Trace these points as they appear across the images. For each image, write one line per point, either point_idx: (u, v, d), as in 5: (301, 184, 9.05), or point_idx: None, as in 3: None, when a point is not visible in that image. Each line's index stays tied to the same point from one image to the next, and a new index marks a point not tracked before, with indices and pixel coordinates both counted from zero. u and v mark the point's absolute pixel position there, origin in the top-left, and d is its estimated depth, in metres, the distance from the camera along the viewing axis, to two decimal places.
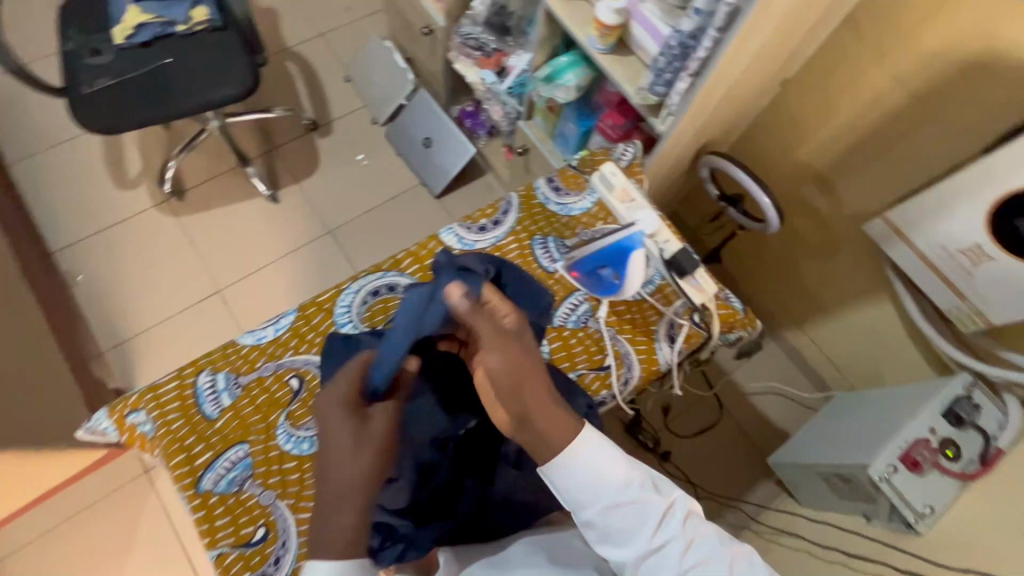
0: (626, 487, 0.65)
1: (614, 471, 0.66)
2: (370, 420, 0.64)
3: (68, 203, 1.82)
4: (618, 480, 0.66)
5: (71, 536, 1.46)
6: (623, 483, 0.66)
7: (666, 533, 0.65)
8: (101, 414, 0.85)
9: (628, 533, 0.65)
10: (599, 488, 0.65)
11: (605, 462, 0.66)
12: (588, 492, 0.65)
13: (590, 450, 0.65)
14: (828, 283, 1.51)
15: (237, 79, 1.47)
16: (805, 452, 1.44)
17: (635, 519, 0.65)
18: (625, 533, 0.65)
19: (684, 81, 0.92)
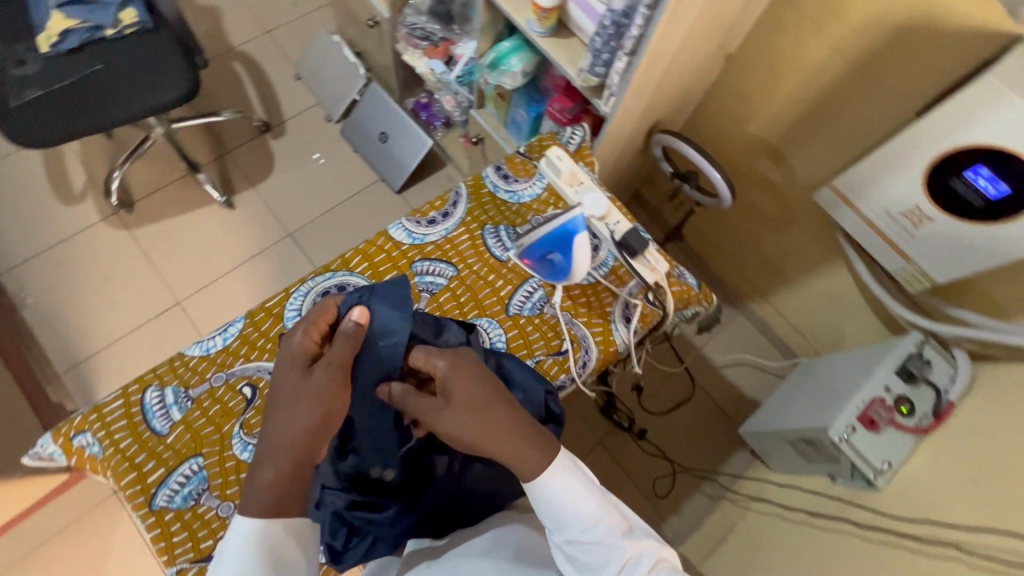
0: (595, 523, 0.64)
1: (584, 507, 0.65)
2: (314, 375, 0.64)
3: (10, 223, 1.74)
4: (588, 515, 0.64)
5: (40, 565, 1.42)
6: (593, 518, 0.64)
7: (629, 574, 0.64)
8: (46, 439, 0.82)
9: (590, 568, 0.64)
10: (568, 520, 0.64)
11: (577, 496, 0.65)
12: (557, 520, 0.64)
13: (565, 478, 0.65)
14: (786, 253, 1.54)
15: (175, 83, 1.42)
16: (772, 419, 1.46)
17: (600, 555, 0.64)
18: (587, 568, 0.64)
19: (621, 61, 0.91)
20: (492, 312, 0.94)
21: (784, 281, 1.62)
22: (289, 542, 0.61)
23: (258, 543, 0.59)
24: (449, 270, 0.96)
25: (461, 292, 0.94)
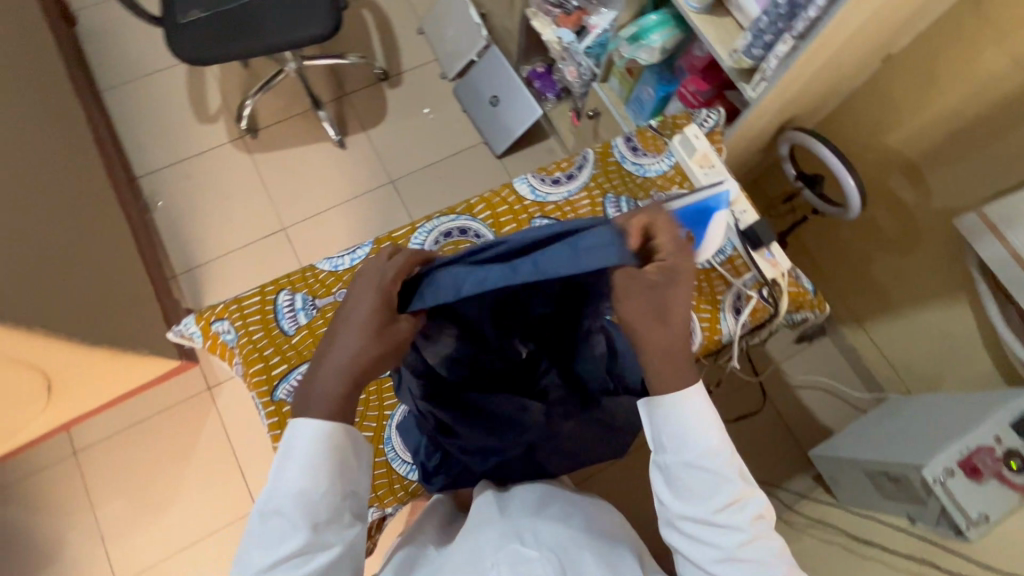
0: (715, 457, 0.66)
1: (712, 435, 0.66)
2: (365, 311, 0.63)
3: (153, 132, 1.92)
4: (710, 446, 0.66)
5: (141, 438, 1.59)
6: (713, 453, 0.66)
7: (730, 516, 0.65)
8: (189, 319, 0.92)
9: (694, 495, 0.66)
10: (688, 444, 0.66)
11: (708, 423, 0.66)
12: (677, 441, 0.66)
13: (702, 402, 0.66)
14: (899, 279, 1.44)
15: (320, 18, 1.49)
16: (851, 447, 1.40)
17: (708, 487, 0.65)
18: (691, 495, 0.66)
19: (785, 44, 0.88)
20: None
21: (889, 309, 1.52)
22: (348, 444, 0.64)
23: (319, 444, 0.61)
24: None
25: None
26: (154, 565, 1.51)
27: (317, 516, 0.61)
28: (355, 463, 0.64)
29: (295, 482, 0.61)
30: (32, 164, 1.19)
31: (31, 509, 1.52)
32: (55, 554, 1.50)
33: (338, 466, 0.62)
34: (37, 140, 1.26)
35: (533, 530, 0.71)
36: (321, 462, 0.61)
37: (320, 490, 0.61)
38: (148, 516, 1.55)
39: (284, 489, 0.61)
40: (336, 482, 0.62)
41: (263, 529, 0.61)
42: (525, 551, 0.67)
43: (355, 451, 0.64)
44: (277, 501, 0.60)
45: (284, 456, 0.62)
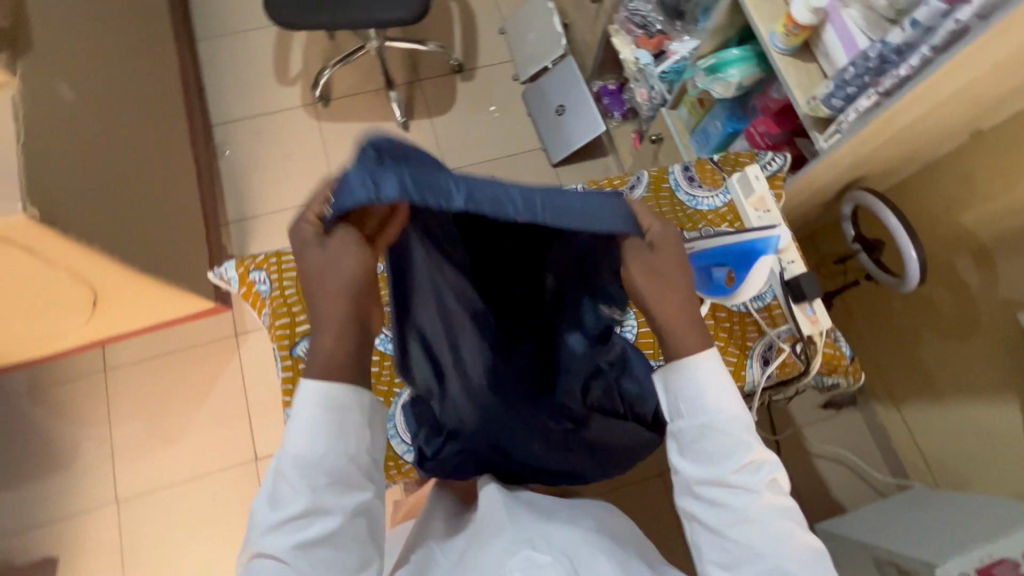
0: (732, 419, 0.64)
1: (727, 396, 0.64)
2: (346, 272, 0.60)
3: (235, 85, 2.01)
4: (728, 408, 0.64)
5: (166, 368, 1.67)
6: (730, 415, 0.64)
7: (747, 478, 0.62)
8: (230, 264, 0.97)
9: (711, 459, 0.63)
10: (707, 406, 0.64)
11: (724, 385, 0.64)
12: (694, 401, 0.64)
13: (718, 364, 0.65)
14: (947, 365, 1.35)
15: (409, 4, 1.53)
16: (861, 529, 1.32)
17: (725, 448, 0.63)
18: (707, 459, 0.63)
19: (868, 99, 0.85)
20: None
21: (930, 394, 1.43)
22: (357, 409, 0.63)
23: (320, 409, 0.61)
24: None
25: None
26: (154, 490, 1.58)
27: (318, 482, 0.60)
28: (355, 427, 0.62)
29: (300, 446, 0.61)
30: (122, 95, 1.27)
31: (57, 412, 1.62)
32: (68, 460, 1.59)
33: (336, 433, 0.61)
34: (130, 74, 1.34)
35: (545, 536, 0.68)
36: (322, 427, 0.61)
37: (321, 455, 0.61)
38: (157, 442, 1.62)
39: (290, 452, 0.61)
40: (336, 448, 0.61)
41: (271, 492, 0.61)
42: (537, 557, 0.64)
43: (355, 416, 0.62)
44: (282, 462, 0.61)
45: (289, 419, 0.62)
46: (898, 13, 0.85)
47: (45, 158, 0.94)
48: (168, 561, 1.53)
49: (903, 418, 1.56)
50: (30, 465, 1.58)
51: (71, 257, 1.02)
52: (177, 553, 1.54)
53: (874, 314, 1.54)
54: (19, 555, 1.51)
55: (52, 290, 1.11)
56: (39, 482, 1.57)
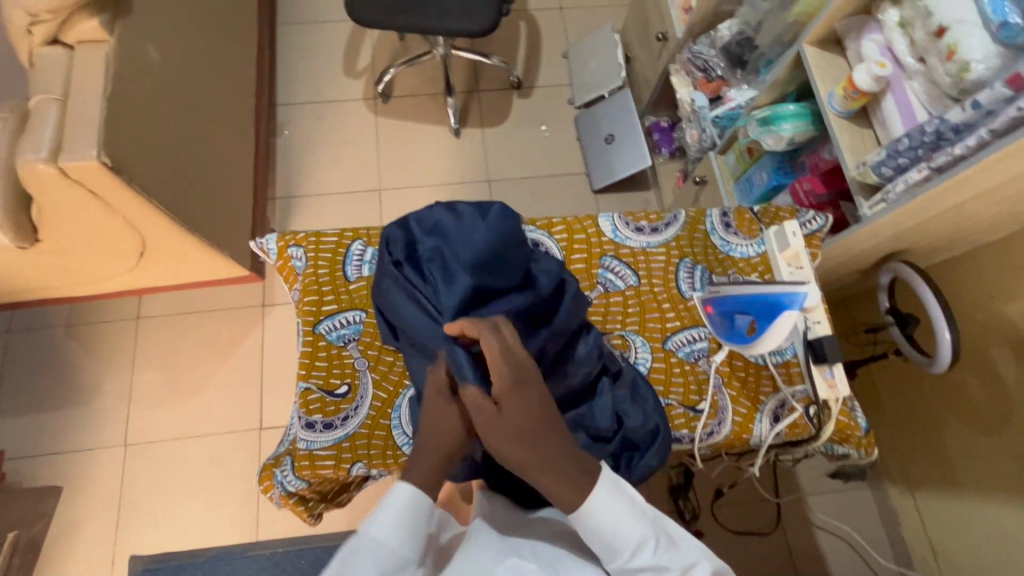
0: (642, 548, 0.61)
1: (624, 534, 0.61)
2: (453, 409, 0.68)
3: (304, 71, 2.11)
4: (633, 541, 0.61)
5: (193, 326, 1.74)
6: (640, 543, 0.62)
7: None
8: (273, 236, 1.00)
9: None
10: (615, 546, 0.61)
11: (616, 526, 0.61)
12: (605, 549, 0.62)
13: (604, 506, 0.61)
14: (970, 458, 1.30)
15: (479, 19, 1.59)
16: None
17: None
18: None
19: (918, 172, 0.84)
20: (650, 336, 0.93)
21: (948, 485, 1.37)
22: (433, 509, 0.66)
23: (408, 507, 0.64)
24: (630, 278, 0.97)
25: (631, 304, 0.95)
26: (162, 440, 1.64)
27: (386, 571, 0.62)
28: (428, 530, 0.65)
29: (383, 531, 0.63)
30: (202, 65, 1.35)
31: (88, 350, 1.70)
32: (89, 397, 1.66)
33: (414, 528, 0.64)
34: (213, 47, 1.42)
35: (529, 546, 0.71)
36: (407, 521, 0.63)
37: (397, 548, 0.63)
38: (173, 395, 1.68)
39: (371, 535, 0.63)
40: (412, 546, 0.63)
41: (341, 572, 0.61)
42: (524, 565, 0.67)
43: (434, 521, 0.65)
44: (359, 542, 0.62)
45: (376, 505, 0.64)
46: (961, 94, 0.83)
47: (126, 113, 1.01)
48: (164, 511, 1.58)
49: (916, 505, 1.50)
50: (54, 395, 1.66)
51: (131, 208, 1.08)
52: (173, 505, 1.58)
53: (898, 391, 1.49)
54: (28, 480, 1.58)
55: (109, 235, 1.18)
56: (60, 414, 1.64)
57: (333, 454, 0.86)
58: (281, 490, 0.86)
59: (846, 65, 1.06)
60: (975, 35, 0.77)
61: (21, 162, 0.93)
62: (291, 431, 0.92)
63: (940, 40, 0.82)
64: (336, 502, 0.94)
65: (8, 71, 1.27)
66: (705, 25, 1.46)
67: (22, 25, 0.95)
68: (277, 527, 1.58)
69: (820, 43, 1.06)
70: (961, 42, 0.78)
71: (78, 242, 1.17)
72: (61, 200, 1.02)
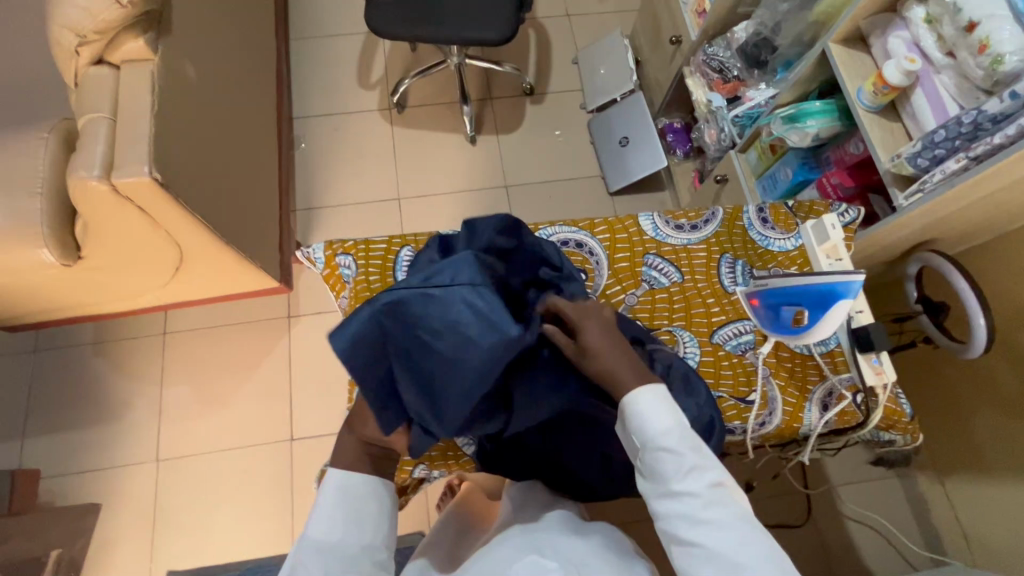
0: (672, 433, 0.66)
1: (659, 417, 0.67)
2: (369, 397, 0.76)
3: (319, 84, 2.13)
4: (666, 426, 0.66)
5: (220, 339, 1.75)
6: (672, 430, 0.66)
7: (695, 484, 0.64)
8: (319, 246, 1.03)
9: (660, 475, 0.66)
10: (649, 426, 0.66)
11: (655, 409, 0.67)
12: (636, 425, 0.68)
13: (650, 395, 0.68)
14: (1000, 442, 1.32)
15: (497, 28, 1.62)
16: None
17: (674, 463, 0.65)
18: (657, 476, 0.66)
19: (956, 162, 0.87)
20: (697, 330, 0.95)
21: (979, 470, 1.39)
22: (370, 498, 0.71)
23: (345, 493, 0.70)
24: (674, 275, 0.99)
25: (677, 299, 0.97)
26: (194, 454, 1.64)
27: (337, 558, 0.66)
28: (373, 512, 0.70)
29: (322, 527, 0.67)
30: (230, 78, 1.36)
31: (116, 367, 1.71)
32: (119, 413, 1.67)
33: (357, 512, 0.69)
34: (241, 62, 1.44)
35: (552, 543, 0.74)
36: (345, 506, 0.69)
37: (344, 536, 0.68)
38: (203, 408, 1.68)
39: (314, 531, 0.68)
40: (357, 530, 0.68)
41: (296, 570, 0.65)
42: (543, 562, 0.70)
43: (372, 502, 0.71)
44: (305, 539, 0.67)
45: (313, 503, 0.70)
46: (993, 85, 0.86)
47: (172, 129, 1.03)
48: (198, 525, 1.58)
49: (946, 491, 1.51)
50: (84, 413, 1.66)
51: (175, 221, 1.10)
52: (206, 519, 1.59)
53: (924, 379, 1.51)
54: (61, 498, 1.58)
55: (149, 250, 1.19)
56: (90, 431, 1.65)
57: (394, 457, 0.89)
58: None
59: (871, 61, 1.09)
60: (1007, 29, 0.80)
61: (74, 180, 0.95)
62: None
63: (970, 34, 0.84)
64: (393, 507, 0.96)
65: (42, 92, 1.29)
66: (720, 28, 1.50)
67: (71, 46, 0.97)
68: None
69: (844, 41, 1.10)
70: (993, 35, 0.81)
71: (120, 258, 1.18)
72: (108, 215, 1.03)
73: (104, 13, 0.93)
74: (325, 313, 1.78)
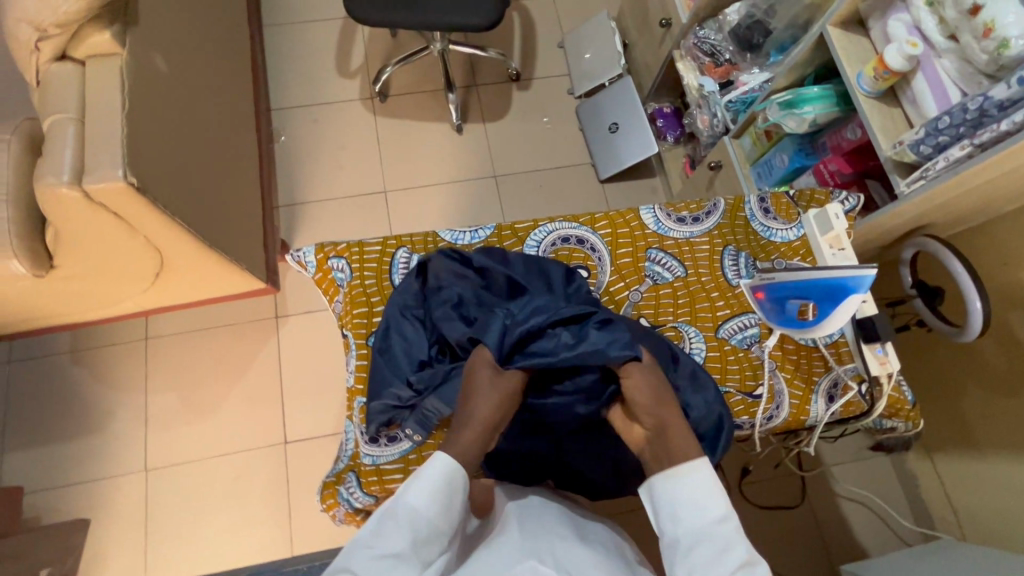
0: (722, 518, 0.64)
1: (708, 503, 0.65)
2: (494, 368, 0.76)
3: (296, 72, 2.05)
4: (716, 508, 0.65)
5: (205, 344, 1.69)
6: (723, 513, 0.64)
7: None
8: (310, 249, 0.99)
9: (702, 565, 0.62)
10: (695, 511, 0.65)
11: (704, 495, 0.66)
12: (682, 507, 0.66)
13: (700, 477, 0.67)
14: (987, 421, 1.34)
15: (484, 11, 1.56)
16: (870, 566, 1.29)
17: (718, 554, 0.62)
18: (700, 566, 0.62)
19: (961, 149, 0.86)
20: (703, 326, 0.94)
21: (969, 448, 1.41)
22: (458, 489, 0.67)
23: (444, 479, 0.66)
24: (677, 269, 0.97)
25: (681, 294, 0.96)
26: (185, 463, 1.59)
27: (417, 539, 0.61)
28: (458, 506, 0.66)
29: (422, 498, 0.64)
30: (204, 69, 1.28)
31: (96, 376, 1.64)
32: (103, 424, 1.61)
33: (447, 501, 0.65)
34: (215, 54, 1.37)
35: (551, 549, 0.69)
36: (440, 493, 0.65)
37: (430, 519, 0.63)
38: (190, 415, 1.63)
39: (406, 501, 0.63)
40: (441, 519, 0.64)
41: (377, 533, 0.61)
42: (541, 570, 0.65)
43: (464, 497, 0.67)
44: (396, 505, 0.63)
45: (414, 474, 0.66)
46: (998, 70, 0.85)
47: (144, 129, 0.96)
48: (192, 536, 1.54)
49: (935, 468, 1.54)
50: (65, 425, 1.60)
51: (153, 227, 1.04)
52: (200, 528, 1.55)
53: (915, 361, 1.52)
54: (47, 515, 1.53)
55: (126, 257, 1.13)
56: (72, 444, 1.59)
57: (401, 466, 0.86)
58: (347, 507, 0.85)
59: (869, 44, 1.07)
60: (1012, 11, 0.78)
61: (41, 187, 0.88)
62: (349, 445, 0.91)
63: (974, 17, 0.83)
64: None
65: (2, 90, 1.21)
66: (711, 10, 1.46)
67: (29, 40, 0.90)
68: (311, 541, 1.56)
69: (842, 24, 1.07)
70: (998, 18, 0.79)
71: (96, 266, 1.12)
72: (79, 222, 0.97)
73: (64, 3, 0.86)
74: (313, 313, 1.73)
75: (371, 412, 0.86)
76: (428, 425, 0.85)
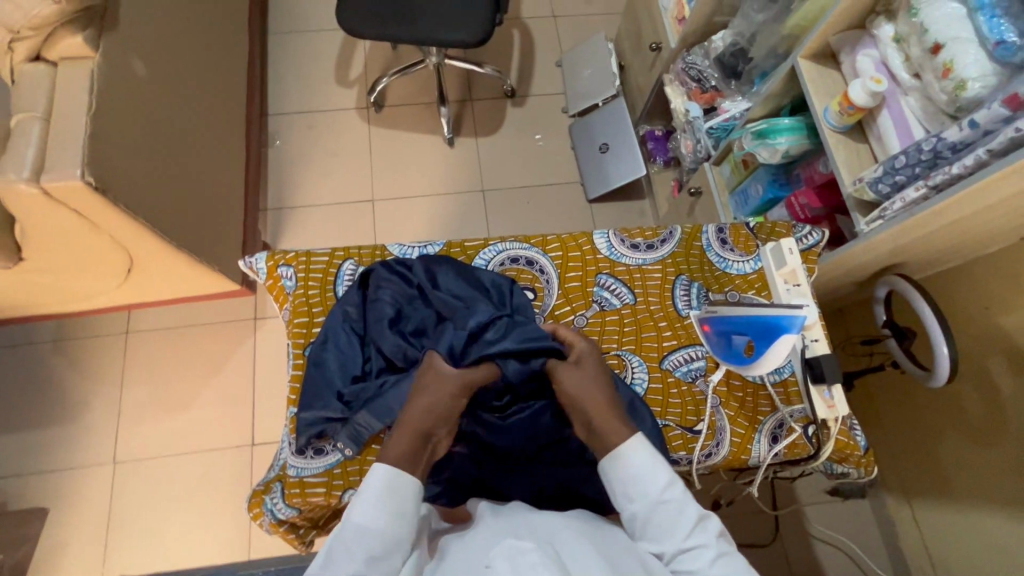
0: (670, 484, 0.66)
1: (654, 473, 0.66)
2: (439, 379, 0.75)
3: (296, 79, 2.09)
4: (663, 477, 0.66)
5: (183, 341, 1.71)
6: (669, 479, 0.66)
7: (699, 537, 0.63)
8: (261, 256, 0.99)
9: (662, 532, 0.64)
10: (641, 483, 0.66)
11: (649, 465, 0.67)
12: (632, 484, 0.67)
13: (641, 451, 0.68)
14: (965, 469, 1.28)
15: (474, 28, 1.57)
16: None
17: (673, 518, 0.64)
18: (661, 534, 0.64)
19: (916, 191, 0.83)
20: (647, 355, 0.92)
21: (947, 497, 1.35)
22: (407, 494, 0.65)
23: (388, 488, 0.64)
24: (626, 296, 0.96)
25: (627, 322, 0.94)
26: (152, 459, 1.61)
27: (372, 556, 0.60)
28: (412, 510, 0.65)
29: (367, 514, 0.62)
30: (188, 74, 1.31)
31: (75, 366, 1.67)
32: (76, 415, 1.63)
33: (398, 508, 0.64)
34: (203, 60, 1.40)
35: (527, 529, 0.65)
36: (388, 505, 0.63)
37: (383, 532, 0.62)
38: (162, 411, 1.65)
39: (353, 521, 0.62)
40: (399, 528, 0.63)
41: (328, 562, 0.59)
42: (520, 543, 0.60)
43: (417, 497, 0.66)
44: (342, 530, 0.61)
45: (356, 494, 0.64)
46: (958, 110, 0.82)
47: (111, 131, 0.99)
48: (152, 532, 1.55)
49: (913, 515, 1.48)
50: (41, 413, 1.63)
51: (116, 225, 1.06)
52: (160, 525, 1.55)
53: (895, 402, 1.47)
54: (15, 501, 1.55)
55: (94, 253, 1.15)
56: (46, 431, 1.61)
57: (325, 481, 0.85)
58: (270, 518, 0.85)
59: (840, 78, 1.05)
60: (971, 52, 0.76)
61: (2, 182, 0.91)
62: (281, 455, 0.91)
63: (935, 56, 0.81)
64: (326, 529, 0.95)
65: None
66: (698, 36, 1.45)
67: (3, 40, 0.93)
68: (268, 546, 1.55)
69: (813, 57, 1.06)
70: (957, 59, 0.77)
71: (63, 260, 1.15)
72: (41, 217, 0.99)
73: (35, 8, 0.88)
74: None
75: (301, 425, 0.85)
76: (360, 441, 0.84)
